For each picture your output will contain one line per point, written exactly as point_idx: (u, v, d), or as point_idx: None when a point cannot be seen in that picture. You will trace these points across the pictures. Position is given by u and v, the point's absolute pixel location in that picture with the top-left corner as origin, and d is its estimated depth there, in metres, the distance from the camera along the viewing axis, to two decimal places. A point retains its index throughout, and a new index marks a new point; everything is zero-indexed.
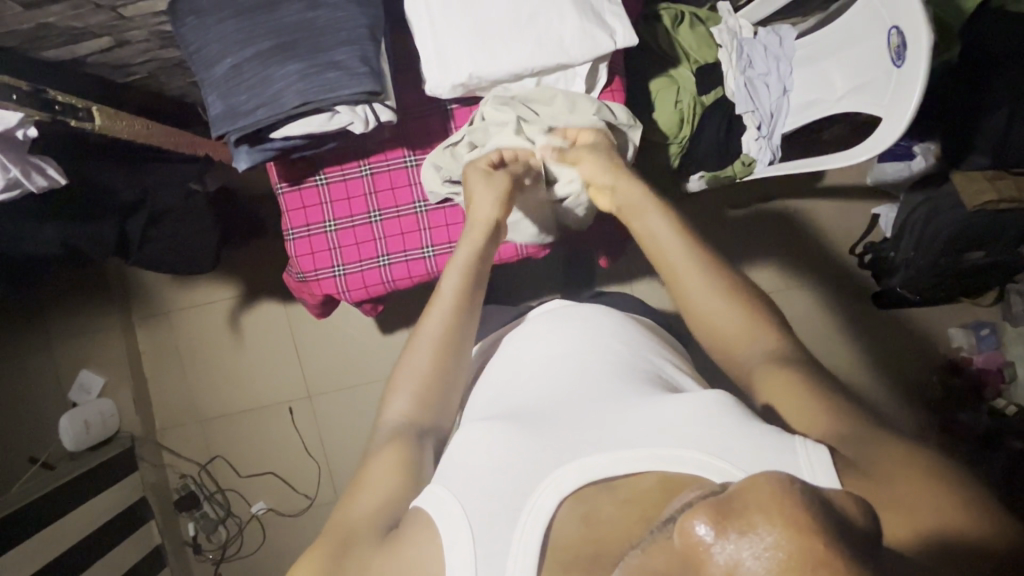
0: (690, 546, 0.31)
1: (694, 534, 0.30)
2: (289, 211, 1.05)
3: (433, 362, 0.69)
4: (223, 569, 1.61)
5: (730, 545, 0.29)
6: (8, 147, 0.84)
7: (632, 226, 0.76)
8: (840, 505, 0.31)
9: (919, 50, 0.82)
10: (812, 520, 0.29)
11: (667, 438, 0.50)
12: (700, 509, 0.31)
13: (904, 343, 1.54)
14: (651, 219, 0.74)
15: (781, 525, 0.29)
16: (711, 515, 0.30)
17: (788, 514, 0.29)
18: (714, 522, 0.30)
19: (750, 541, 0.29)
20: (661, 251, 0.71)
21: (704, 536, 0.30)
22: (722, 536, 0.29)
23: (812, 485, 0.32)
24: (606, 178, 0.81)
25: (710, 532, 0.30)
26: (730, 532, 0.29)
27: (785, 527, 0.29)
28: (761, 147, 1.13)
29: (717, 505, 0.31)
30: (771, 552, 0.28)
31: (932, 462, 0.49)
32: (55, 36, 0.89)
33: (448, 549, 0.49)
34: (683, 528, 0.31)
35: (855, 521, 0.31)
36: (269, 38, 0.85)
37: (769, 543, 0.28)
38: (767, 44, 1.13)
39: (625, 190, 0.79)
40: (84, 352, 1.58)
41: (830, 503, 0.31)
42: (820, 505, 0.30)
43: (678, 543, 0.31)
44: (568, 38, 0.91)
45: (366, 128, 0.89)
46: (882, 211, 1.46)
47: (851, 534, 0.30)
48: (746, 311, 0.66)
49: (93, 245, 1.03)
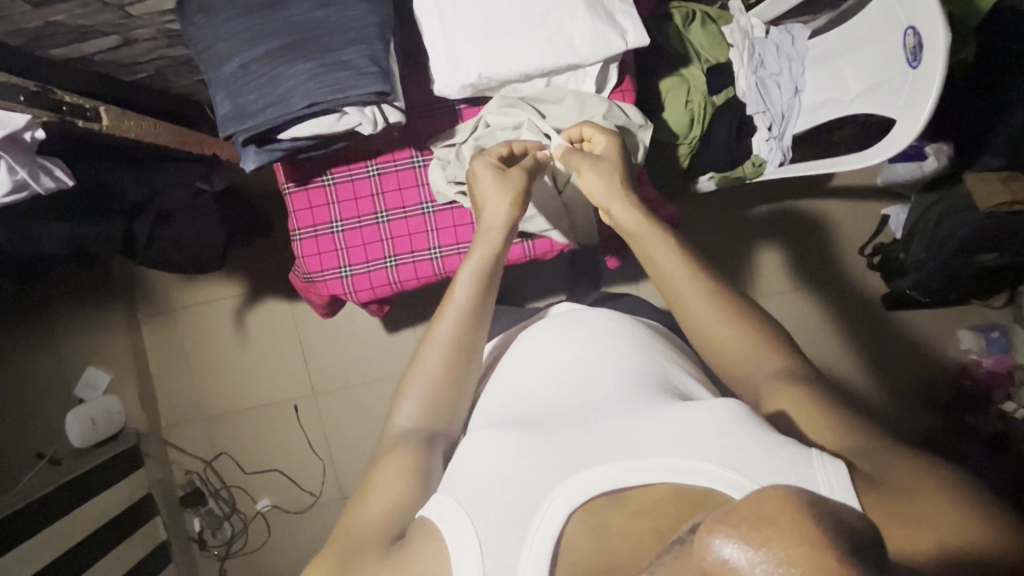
0: (709, 564, 0.29)
1: (712, 551, 0.29)
2: (296, 210, 1.04)
3: (444, 367, 0.68)
4: (228, 565, 1.61)
5: (747, 556, 0.28)
6: (16, 149, 0.82)
7: (637, 249, 0.75)
8: (844, 511, 0.30)
9: (935, 50, 0.81)
10: (823, 535, 0.28)
11: (680, 447, 0.50)
12: (716, 524, 0.29)
13: (911, 347, 1.54)
14: (656, 247, 0.73)
15: (795, 539, 0.28)
16: (726, 528, 0.29)
17: (800, 529, 0.28)
18: (734, 539, 0.28)
19: (764, 557, 0.27)
20: (666, 278, 0.71)
21: (727, 553, 0.28)
22: (743, 551, 0.28)
23: (820, 495, 0.30)
24: (601, 201, 0.78)
25: (732, 547, 0.28)
26: (746, 542, 0.28)
27: (798, 543, 0.27)
28: (771, 149, 1.12)
29: (731, 516, 0.29)
30: (783, 568, 0.27)
31: (948, 476, 0.48)
32: (62, 34, 0.88)
33: (455, 561, 0.49)
34: (701, 546, 0.29)
35: (859, 527, 0.30)
36: (278, 37, 0.84)
37: (781, 559, 0.27)
38: (780, 43, 1.12)
39: (625, 214, 0.76)
40: (91, 348, 1.59)
41: (838, 511, 0.30)
42: (828, 513, 0.29)
43: (698, 558, 0.30)
44: (579, 37, 0.89)
45: (374, 129, 0.88)
46: (893, 211, 1.43)
47: (858, 543, 0.29)
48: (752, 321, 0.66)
49: (100, 246, 1.02)
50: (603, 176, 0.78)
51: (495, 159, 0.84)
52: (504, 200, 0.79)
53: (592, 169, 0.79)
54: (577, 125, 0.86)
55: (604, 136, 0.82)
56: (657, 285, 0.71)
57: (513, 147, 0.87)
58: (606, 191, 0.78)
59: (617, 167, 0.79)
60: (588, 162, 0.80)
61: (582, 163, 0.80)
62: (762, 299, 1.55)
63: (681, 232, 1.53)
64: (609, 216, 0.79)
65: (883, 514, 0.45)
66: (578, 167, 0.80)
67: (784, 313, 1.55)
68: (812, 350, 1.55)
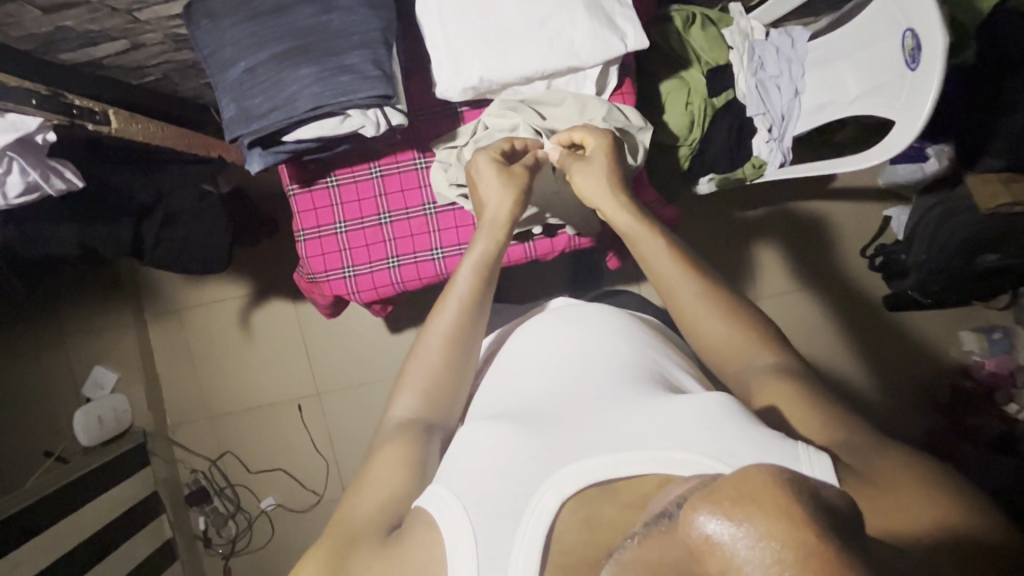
0: (694, 539, 0.30)
1: (696, 528, 0.30)
2: (300, 212, 1.05)
3: (442, 361, 0.70)
4: (232, 563, 1.62)
5: (730, 531, 0.29)
6: (29, 152, 0.85)
7: (634, 250, 0.76)
8: (825, 494, 0.31)
9: (933, 51, 0.81)
10: (804, 511, 0.29)
11: (670, 440, 0.51)
12: (701, 502, 0.30)
13: (913, 349, 1.55)
14: (651, 247, 0.74)
15: (776, 516, 0.28)
16: (709, 505, 0.30)
17: (781, 505, 0.29)
18: (717, 514, 0.29)
19: (746, 532, 0.28)
20: (662, 278, 0.72)
21: (710, 529, 0.29)
22: (725, 526, 0.29)
23: (803, 479, 0.31)
24: (596, 199, 0.79)
25: (715, 523, 0.29)
26: (728, 518, 0.29)
27: (778, 518, 0.28)
28: (771, 150, 1.13)
29: (713, 494, 0.30)
30: (765, 542, 0.28)
31: (932, 472, 0.50)
32: (72, 39, 0.90)
33: (449, 550, 0.50)
34: (685, 522, 0.30)
35: (837, 507, 0.31)
36: (283, 42, 0.85)
37: (762, 534, 0.28)
38: (779, 45, 1.13)
39: (616, 212, 0.77)
40: (98, 347, 1.60)
41: (819, 495, 0.31)
42: (809, 496, 0.30)
43: (683, 534, 0.31)
44: (579, 40, 0.90)
45: (377, 131, 0.89)
46: (894, 214, 1.44)
47: (838, 524, 0.30)
48: (744, 321, 0.67)
49: (108, 245, 1.04)
50: (596, 180, 0.80)
51: (496, 154, 0.85)
52: (506, 198, 0.80)
53: (584, 173, 0.81)
54: (567, 130, 0.87)
55: (595, 137, 0.83)
56: (654, 286, 0.73)
57: (515, 144, 0.88)
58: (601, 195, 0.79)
59: (612, 168, 0.80)
60: (589, 162, 0.82)
61: (577, 169, 0.81)
62: (763, 300, 1.55)
63: (683, 233, 1.54)
64: (603, 216, 0.80)
65: (869, 506, 0.47)
66: (574, 166, 0.82)
67: (786, 316, 1.55)
68: (814, 351, 1.55)
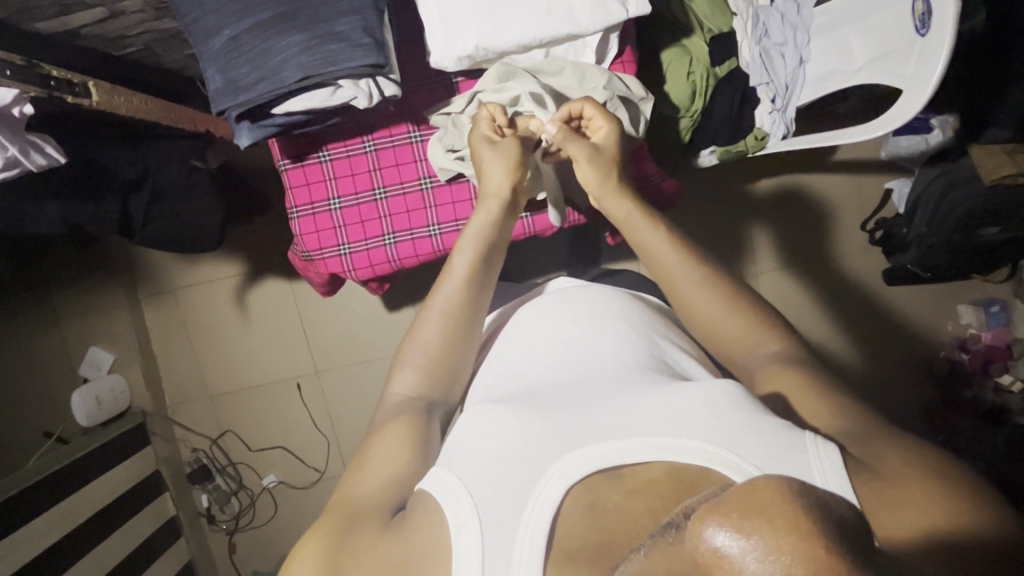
0: (702, 553, 0.29)
1: (704, 540, 0.28)
2: (293, 187, 1.03)
3: (440, 338, 0.68)
4: (236, 539, 1.64)
5: (738, 544, 0.27)
6: (5, 125, 0.82)
7: (630, 237, 0.75)
8: (833, 497, 0.30)
9: (943, 18, 0.77)
10: (813, 524, 0.28)
11: (677, 428, 0.49)
12: (709, 513, 0.29)
13: (911, 322, 1.55)
14: (643, 231, 0.74)
15: (785, 529, 0.27)
16: (717, 516, 0.28)
17: (788, 518, 0.28)
18: (727, 530, 0.28)
19: (755, 545, 0.27)
20: (655, 261, 0.72)
21: (719, 542, 0.28)
22: (734, 539, 0.27)
23: (810, 485, 0.30)
24: (592, 186, 0.78)
25: (723, 536, 0.28)
26: (738, 530, 0.28)
27: (787, 532, 0.27)
28: (775, 122, 1.09)
29: (723, 505, 0.29)
30: (774, 556, 0.27)
31: (933, 459, 0.49)
32: (47, 6, 0.86)
33: (454, 534, 0.48)
34: (692, 534, 0.29)
35: (845, 511, 0.30)
36: (268, 7, 0.82)
37: (771, 547, 0.27)
38: (784, 11, 1.06)
39: (614, 204, 0.77)
40: (92, 328, 1.57)
41: (828, 501, 0.29)
42: (819, 504, 0.29)
43: (690, 547, 0.29)
44: (579, 7, 0.87)
45: (370, 102, 0.87)
46: (895, 185, 1.41)
47: (847, 529, 0.29)
48: (743, 306, 0.67)
49: (95, 223, 1.02)
50: (600, 168, 0.78)
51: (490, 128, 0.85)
52: (503, 169, 0.79)
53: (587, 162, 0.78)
54: (576, 101, 0.83)
55: (605, 120, 0.81)
56: (645, 259, 0.73)
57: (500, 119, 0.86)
58: (600, 187, 0.78)
59: (610, 158, 0.79)
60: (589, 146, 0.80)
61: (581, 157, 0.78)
62: (764, 273, 1.54)
63: (683, 206, 1.52)
64: (601, 207, 0.80)
65: (870, 498, 0.46)
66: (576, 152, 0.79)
67: (788, 289, 1.54)
68: (813, 324, 1.54)
